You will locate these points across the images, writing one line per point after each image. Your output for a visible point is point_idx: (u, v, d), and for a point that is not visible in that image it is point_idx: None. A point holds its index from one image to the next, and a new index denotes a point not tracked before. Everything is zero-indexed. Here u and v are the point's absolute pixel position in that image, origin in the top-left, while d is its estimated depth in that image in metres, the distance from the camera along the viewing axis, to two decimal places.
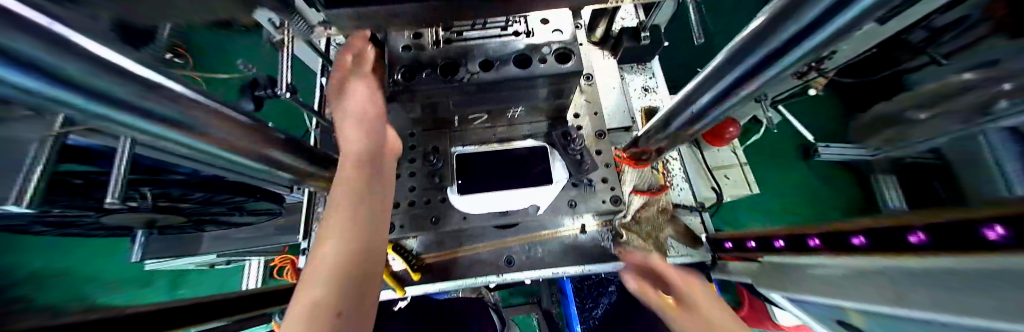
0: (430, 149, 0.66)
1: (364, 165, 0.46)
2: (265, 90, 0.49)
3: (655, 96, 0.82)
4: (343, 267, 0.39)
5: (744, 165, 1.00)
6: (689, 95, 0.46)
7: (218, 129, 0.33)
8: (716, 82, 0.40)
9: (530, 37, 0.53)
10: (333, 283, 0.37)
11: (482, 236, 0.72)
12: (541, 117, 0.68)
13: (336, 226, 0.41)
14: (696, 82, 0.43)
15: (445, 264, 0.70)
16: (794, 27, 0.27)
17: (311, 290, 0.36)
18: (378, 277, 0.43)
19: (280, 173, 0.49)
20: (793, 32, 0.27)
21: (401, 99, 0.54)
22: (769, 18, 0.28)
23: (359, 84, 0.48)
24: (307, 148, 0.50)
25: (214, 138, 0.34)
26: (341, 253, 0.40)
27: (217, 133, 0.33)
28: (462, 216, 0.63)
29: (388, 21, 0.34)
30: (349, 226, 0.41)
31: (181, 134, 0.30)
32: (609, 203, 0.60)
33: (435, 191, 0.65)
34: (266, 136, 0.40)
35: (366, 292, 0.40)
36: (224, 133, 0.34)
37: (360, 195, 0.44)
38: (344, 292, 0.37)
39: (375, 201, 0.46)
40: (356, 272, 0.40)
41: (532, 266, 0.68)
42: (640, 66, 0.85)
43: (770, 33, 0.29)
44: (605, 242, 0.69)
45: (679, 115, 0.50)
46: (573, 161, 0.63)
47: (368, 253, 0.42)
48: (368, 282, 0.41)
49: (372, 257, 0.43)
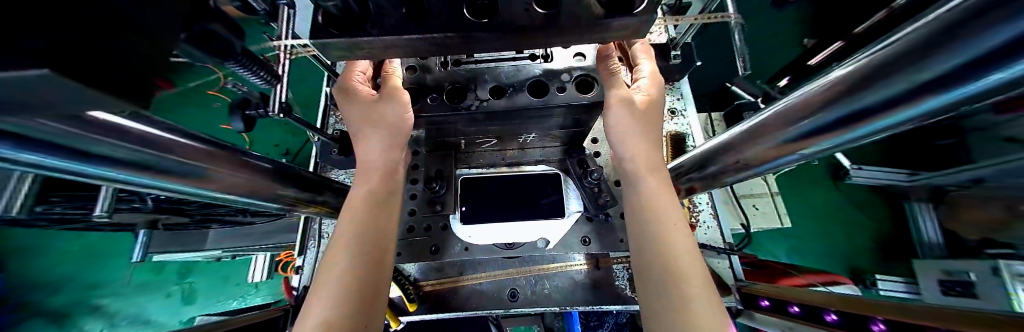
0: (434, 173, 0.61)
1: (369, 197, 0.46)
2: (255, 109, 0.46)
3: (683, 120, 0.75)
4: (347, 287, 0.41)
5: (776, 195, 0.92)
6: (737, 141, 0.41)
7: (171, 160, 0.29)
8: (771, 132, 0.35)
9: (548, 61, 0.49)
10: (336, 302, 0.39)
11: (486, 264, 0.67)
12: (555, 142, 0.62)
13: (340, 255, 0.42)
14: (744, 128, 0.39)
15: (443, 294, 0.65)
16: (904, 82, 0.22)
17: (317, 307, 0.39)
18: (380, 294, 0.44)
19: (261, 203, 0.44)
20: (900, 88, 0.22)
21: (418, 126, 0.51)
22: (870, 60, 0.24)
23: (374, 106, 0.46)
24: (295, 172, 0.46)
25: (161, 169, 0.29)
26: (344, 273, 0.41)
27: (174, 164, 0.29)
28: (463, 247, 0.57)
29: (384, 51, 0.29)
30: (355, 246, 0.43)
31: (113, 168, 0.26)
32: (626, 242, 0.55)
33: (436, 217, 0.60)
34: (239, 163, 0.36)
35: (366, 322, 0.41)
36: (174, 164, 0.29)
37: (365, 226, 0.45)
38: (347, 311, 0.39)
39: (380, 232, 0.46)
40: (360, 292, 0.41)
41: (536, 303, 0.62)
42: (669, 86, 0.78)
43: (865, 84, 0.24)
44: (620, 278, 0.64)
45: (718, 159, 0.45)
46: (587, 193, 0.58)
47: (369, 284, 0.42)
48: (368, 311, 0.42)
49: (375, 286, 0.43)
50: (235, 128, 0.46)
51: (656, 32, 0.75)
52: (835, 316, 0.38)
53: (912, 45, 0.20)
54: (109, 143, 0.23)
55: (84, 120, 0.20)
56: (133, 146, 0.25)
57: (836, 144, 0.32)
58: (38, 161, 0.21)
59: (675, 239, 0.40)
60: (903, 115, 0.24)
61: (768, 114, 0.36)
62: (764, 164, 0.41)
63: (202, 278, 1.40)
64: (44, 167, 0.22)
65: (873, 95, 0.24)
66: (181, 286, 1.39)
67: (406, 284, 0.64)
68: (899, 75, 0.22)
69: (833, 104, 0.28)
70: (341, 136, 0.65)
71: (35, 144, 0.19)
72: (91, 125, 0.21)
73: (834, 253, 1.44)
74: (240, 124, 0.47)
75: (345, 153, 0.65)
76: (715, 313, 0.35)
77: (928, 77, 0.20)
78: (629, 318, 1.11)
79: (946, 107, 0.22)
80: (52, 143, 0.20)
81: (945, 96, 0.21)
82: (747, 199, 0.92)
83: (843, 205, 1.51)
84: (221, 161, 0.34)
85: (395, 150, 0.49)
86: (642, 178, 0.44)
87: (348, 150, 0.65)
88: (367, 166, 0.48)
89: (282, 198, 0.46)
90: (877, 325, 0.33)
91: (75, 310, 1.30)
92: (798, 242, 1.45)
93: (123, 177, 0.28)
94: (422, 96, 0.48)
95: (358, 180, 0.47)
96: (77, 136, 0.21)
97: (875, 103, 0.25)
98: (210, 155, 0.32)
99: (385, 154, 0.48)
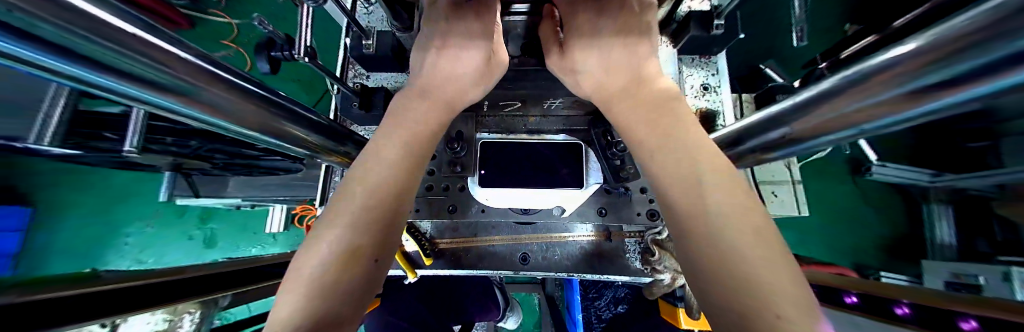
0: (454, 134, 0.61)
1: (404, 127, 0.45)
2: (281, 52, 0.45)
3: (716, 96, 0.72)
4: (372, 207, 0.38)
5: (799, 184, 0.90)
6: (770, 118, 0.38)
7: (210, 93, 0.29)
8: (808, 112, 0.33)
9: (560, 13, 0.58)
10: (357, 220, 0.37)
11: (499, 228, 0.69)
12: (581, 110, 0.60)
13: (367, 180, 0.40)
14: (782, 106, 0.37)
15: (459, 252, 0.67)
16: None
17: (338, 221, 0.37)
18: (401, 222, 0.42)
19: (287, 146, 0.44)
20: None
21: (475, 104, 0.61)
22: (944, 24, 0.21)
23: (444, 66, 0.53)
24: (320, 120, 0.46)
25: (204, 103, 0.29)
26: (370, 193, 0.39)
27: (210, 99, 0.29)
28: (481, 208, 0.59)
29: None
30: (385, 171, 0.41)
31: (154, 95, 0.26)
32: (644, 217, 0.56)
33: (455, 178, 0.61)
34: (271, 105, 0.36)
35: (389, 247, 0.40)
36: (209, 98, 0.29)
37: (394, 157, 0.42)
38: (367, 232, 0.38)
39: (413, 165, 0.44)
40: (383, 217, 0.39)
41: (546, 267, 0.65)
42: (704, 59, 0.74)
43: None
44: (632, 254, 0.65)
45: (755, 137, 0.42)
46: (611, 165, 0.57)
47: (389, 213, 0.40)
48: (388, 238, 0.40)
49: (397, 212, 0.41)
50: (262, 70, 0.46)
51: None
52: (855, 298, 0.37)
53: (965, 31, 0.17)
54: (137, 60, 0.22)
55: (109, 30, 0.19)
56: (170, 72, 0.25)
57: (873, 129, 0.28)
58: (88, 78, 0.22)
59: (731, 205, 0.32)
60: (932, 105, 0.22)
61: (820, 88, 0.31)
62: (795, 148, 0.39)
63: (224, 225, 1.57)
64: (89, 84, 0.22)
65: (916, 81, 0.21)
66: (203, 231, 1.54)
67: (422, 240, 0.66)
68: (942, 66, 0.19)
69: (877, 85, 0.24)
70: (361, 89, 0.65)
71: (63, 52, 0.19)
72: (118, 38, 0.20)
73: (838, 248, 1.45)
74: (265, 66, 0.46)
75: (366, 107, 0.65)
76: (773, 282, 0.27)
77: (955, 72, 0.18)
78: (629, 293, 1.15)
79: (978, 99, 0.19)
80: (71, 49, 0.19)
81: (982, 87, 0.18)
82: (767, 185, 0.90)
83: (858, 201, 1.49)
84: (253, 100, 0.34)
85: (432, 104, 0.49)
86: (661, 141, 0.39)
87: (369, 105, 0.65)
88: (399, 104, 0.47)
89: (305, 143, 0.46)
90: (901, 308, 0.32)
91: (113, 242, 1.45)
92: (808, 234, 1.45)
93: (171, 106, 0.28)
94: (455, 24, 0.52)
95: (395, 112, 0.46)
96: (104, 48, 0.20)
97: (909, 92, 0.22)
98: (242, 91, 0.32)
99: (403, 107, 0.47)
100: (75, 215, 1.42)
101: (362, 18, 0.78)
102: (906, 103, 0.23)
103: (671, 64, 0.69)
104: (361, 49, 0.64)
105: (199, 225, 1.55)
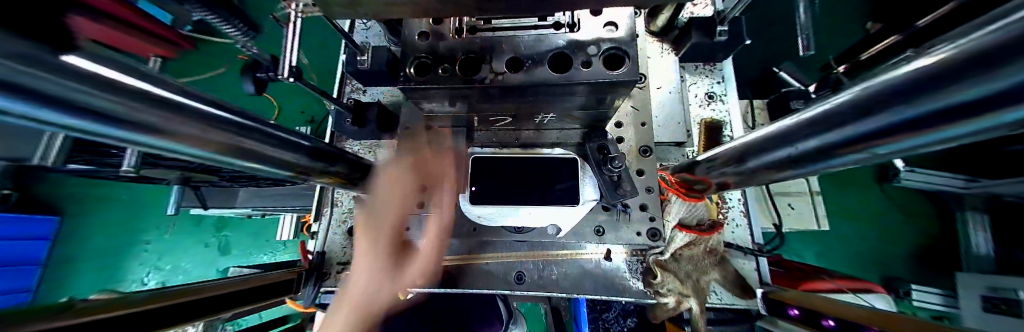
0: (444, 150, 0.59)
1: None
2: (264, 73, 0.46)
3: (722, 105, 0.68)
4: None
5: (817, 194, 0.84)
6: (765, 140, 0.35)
7: (211, 132, 0.29)
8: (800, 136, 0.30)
9: (573, 31, 0.44)
10: None
11: (494, 245, 0.66)
12: (575, 124, 0.57)
13: None
14: (776, 127, 0.34)
15: (452, 270, 0.65)
16: None
17: None
18: None
19: (275, 171, 0.44)
20: None
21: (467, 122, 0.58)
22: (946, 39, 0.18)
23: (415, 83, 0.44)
24: (308, 142, 0.45)
25: (209, 140, 0.30)
26: None
27: (208, 138, 0.30)
28: (473, 227, 0.58)
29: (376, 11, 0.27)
30: None
31: (157, 139, 0.26)
32: (644, 237, 0.53)
33: (447, 195, 0.59)
34: (268, 135, 0.37)
35: None
36: (210, 136, 0.30)
37: None
38: None
39: None
40: None
41: (543, 288, 0.62)
42: (709, 67, 0.70)
43: None
44: (633, 276, 0.61)
45: (757, 157, 0.38)
46: (607, 181, 0.53)
47: None
48: None
49: None
50: (247, 91, 0.48)
51: (701, 4, 0.69)
52: None
53: (952, 64, 0.15)
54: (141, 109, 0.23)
55: (111, 85, 0.20)
56: (175, 116, 0.25)
57: (880, 153, 0.25)
58: (103, 130, 0.22)
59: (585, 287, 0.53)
60: (936, 137, 0.19)
61: (818, 110, 0.27)
62: (799, 169, 0.35)
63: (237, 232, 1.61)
64: (99, 134, 0.23)
65: (912, 109, 0.19)
66: (218, 238, 1.58)
67: (415, 258, 0.64)
68: (929, 96, 0.17)
69: (869, 111, 0.22)
70: (355, 105, 0.65)
71: (78, 111, 0.19)
72: (121, 91, 0.21)
73: (866, 260, 1.34)
74: (250, 86, 0.48)
75: (359, 123, 0.65)
76: None
77: (946, 105, 0.16)
78: None
79: (987, 131, 0.17)
80: (79, 106, 0.19)
81: (985, 122, 0.15)
82: (783, 197, 0.84)
83: (887, 210, 1.38)
84: (251, 132, 0.34)
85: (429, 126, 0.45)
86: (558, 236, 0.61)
87: (362, 120, 0.65)
88: None
89: (295, 167, 0.46)
90: None
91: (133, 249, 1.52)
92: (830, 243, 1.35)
93: (173, 146, 0.29)
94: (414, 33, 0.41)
95: None
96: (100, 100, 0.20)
97: (908, 120, 0.19)
98: (243, 126, 0.33)
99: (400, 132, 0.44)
100: (100, 224, 1.51)
101: (360, 34, 0.79)
102: (907, 132, 0.20)
103: (673, 73, 0.66)
104: (356, 65, 0.65)
105: (214, 233, 1.59)
